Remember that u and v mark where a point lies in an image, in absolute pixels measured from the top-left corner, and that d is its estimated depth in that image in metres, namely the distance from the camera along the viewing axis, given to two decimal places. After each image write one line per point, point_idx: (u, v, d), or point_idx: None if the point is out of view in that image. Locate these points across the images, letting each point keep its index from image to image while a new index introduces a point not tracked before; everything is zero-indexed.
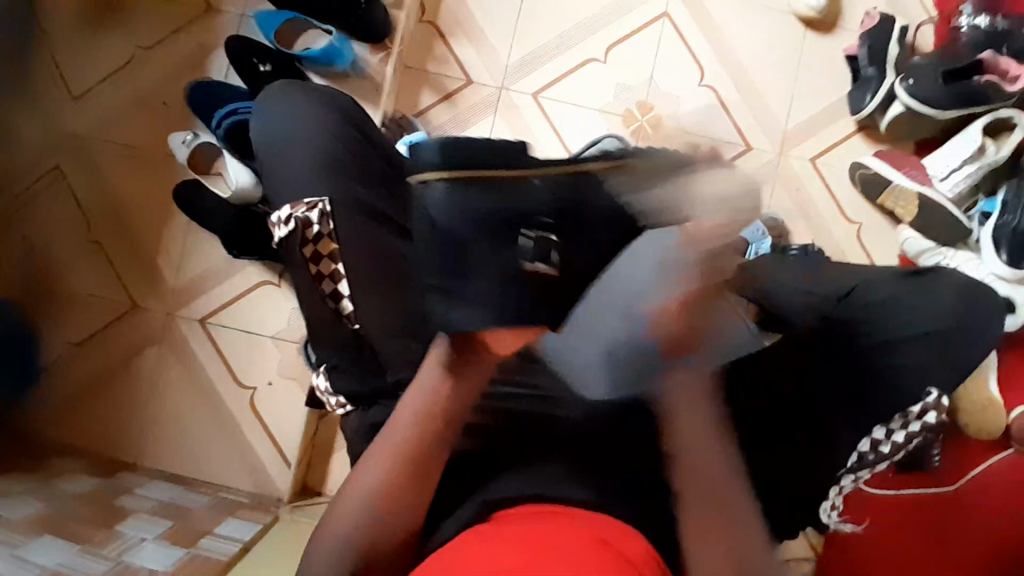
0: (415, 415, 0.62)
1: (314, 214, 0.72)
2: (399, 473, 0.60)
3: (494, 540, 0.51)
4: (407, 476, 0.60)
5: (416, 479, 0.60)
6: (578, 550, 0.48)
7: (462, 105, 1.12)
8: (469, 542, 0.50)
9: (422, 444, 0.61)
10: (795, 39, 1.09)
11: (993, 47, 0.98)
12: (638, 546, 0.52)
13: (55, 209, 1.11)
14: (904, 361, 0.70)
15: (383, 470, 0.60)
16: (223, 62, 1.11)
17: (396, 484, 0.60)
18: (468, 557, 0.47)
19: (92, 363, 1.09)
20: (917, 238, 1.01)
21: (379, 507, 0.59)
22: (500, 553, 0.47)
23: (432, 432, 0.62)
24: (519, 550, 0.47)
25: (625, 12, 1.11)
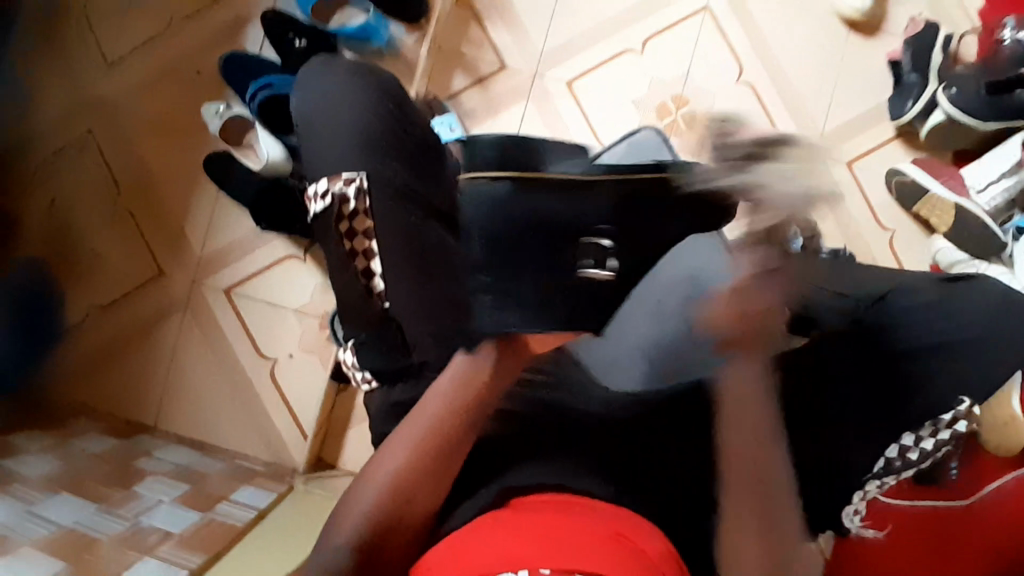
0: (443, 402, 0.58)
1: (351, 189, 0.71)
2: (423, 459, 0.55)
3: (503, 520, 0.50)
4: (431, 462, 0.55)
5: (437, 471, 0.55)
6: (582, 545, 0.45)
7: (494, 91, 1.10)
8: (479, 531, 0.49)
9: (448, 429, 0.57)
10: (838, 40, 1.07)
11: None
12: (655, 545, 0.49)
13: (84, 173, 1.11)
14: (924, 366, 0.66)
15: (405, 455, 0.55)
16: (258, 34, 1.10)
17: (418, 470, 0.55)
18: (470, 550, 0.46)
19: (115, 327, 1.09)
20: (948, 249, 1.00)
21: (395, 488, 0.54)
22: (501, 542, 0.46)
23: (460, 417, 0.58)
24: (525, 538, 0.45)
25: (663, 4, 1.09)
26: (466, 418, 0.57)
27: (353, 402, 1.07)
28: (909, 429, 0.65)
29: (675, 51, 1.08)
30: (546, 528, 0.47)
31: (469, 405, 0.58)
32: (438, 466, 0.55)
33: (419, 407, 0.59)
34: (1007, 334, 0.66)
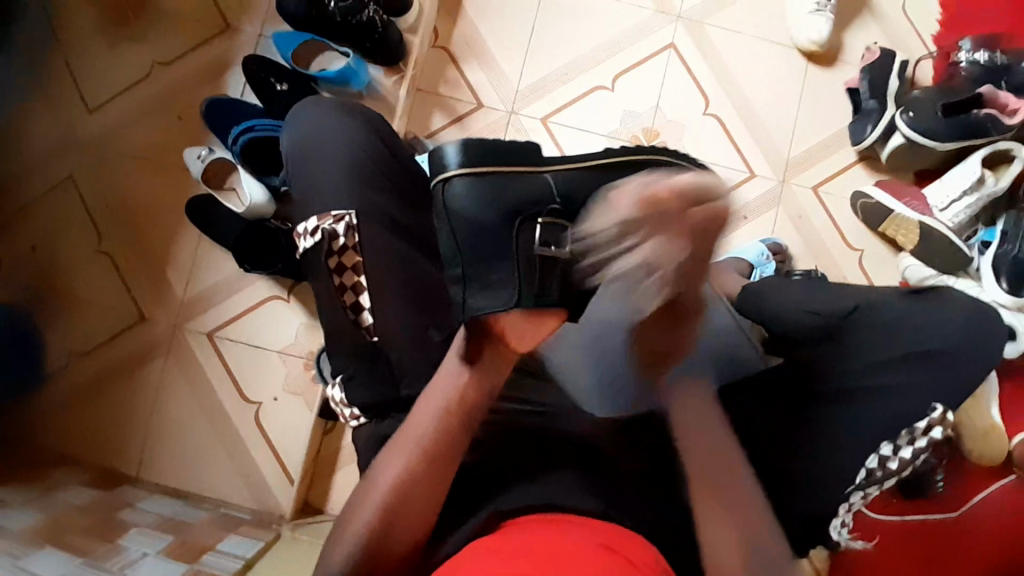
0: (434, 416, 0.58)
1: (340, 226, 0.72)
2: (420, 471, 0.56)
3: (496, 543, 0.48)
4: (428, 474, 0.57)
5: (430, 482, 0.56)
6: (587, 559, 0.44)
7: (473, 128, 1.13)
8: (478, 553, 0.47)
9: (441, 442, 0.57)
10: (799, 72, 1.13)
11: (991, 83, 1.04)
12: (647, 555, 0.49)
13: (64, 219, 1.10)
14: (896, 381, 0.68)
15: (399, 467, 0.56)
16: (239, 79, 1.12)
17: (416, 482, 0.56)
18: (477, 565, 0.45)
19: (97, 373, 1.07)
20: (918, 265, 1.05)
21: (391, 504, 0.55)
22: (508, 558, 0.45)
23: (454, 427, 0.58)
24: (524, 559, 0.44)
25: (633, 42, 1.14)
26: (457, 427, 0.58)
27: (339, 441, 1.05)
28: (886, 439, 0.67)
29: (647, 86, 1.13)
30: (544, 547, 0.46)
31: (462, 412, 0.59)
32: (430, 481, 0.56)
33: (407, 424, 0.59)
34: (971, 347, 0.69)
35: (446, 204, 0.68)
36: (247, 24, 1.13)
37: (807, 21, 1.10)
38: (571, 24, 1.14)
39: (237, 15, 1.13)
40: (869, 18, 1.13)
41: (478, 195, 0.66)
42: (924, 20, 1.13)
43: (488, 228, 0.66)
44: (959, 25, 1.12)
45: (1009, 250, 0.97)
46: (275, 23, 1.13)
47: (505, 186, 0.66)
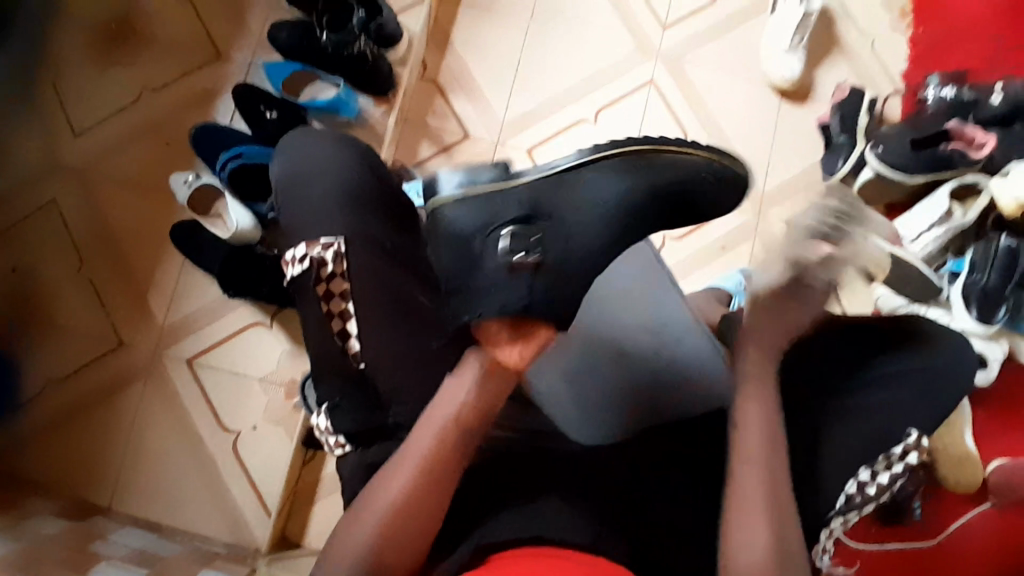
0: (440, 430, 0.60)
1: (328, 253, 0.71)
2: (425, 484, 0.58)
3: None
4: (430, 491, 0.58)
5: (425, 508, 0.58)
6: None
7: (459, 157, 1.15)
8: None
9: (437, 467, 0.59)
10: (773, 108, 1.18)
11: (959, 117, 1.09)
12: None
13: (45, 241, 1.08)
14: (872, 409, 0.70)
15: (405, 482, 0.58)
16: (229, 106, 1.13)
17: (419, 496, 0.58)
18: None
19: (73, 399, 1.04)
20: (889, 295, 1.09)
21: (382, 526, 0.57)
22: None
23: (450, 449, 0.60)
24: None
25: (615, 78, 1.18)
26: (460, 440, 0.60)
27: (319, 471, 1.04)
28: (864, 463, 0.68)
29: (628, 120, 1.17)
30: None
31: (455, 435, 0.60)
32: (424, 505, 0.58)
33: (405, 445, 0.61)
34: (944, 373, 0.71)
35: (436, 225, 0.67)
36: (238, 52, 1.14)
37: (780, 61, 1.16)
38: (557, 58, 1.18)
39: (227, 44, 1.15)
40: (839, 58, 1.19)
41: (466, 209, 0.66)
42: (891, 61, 1.19)
43: (468, 239, 0.65)
44: (923, 65, 1.19)
45: (978, 279, 1.02)
46: (266, 52, 1.14)
47: (488, 198, 0.66)
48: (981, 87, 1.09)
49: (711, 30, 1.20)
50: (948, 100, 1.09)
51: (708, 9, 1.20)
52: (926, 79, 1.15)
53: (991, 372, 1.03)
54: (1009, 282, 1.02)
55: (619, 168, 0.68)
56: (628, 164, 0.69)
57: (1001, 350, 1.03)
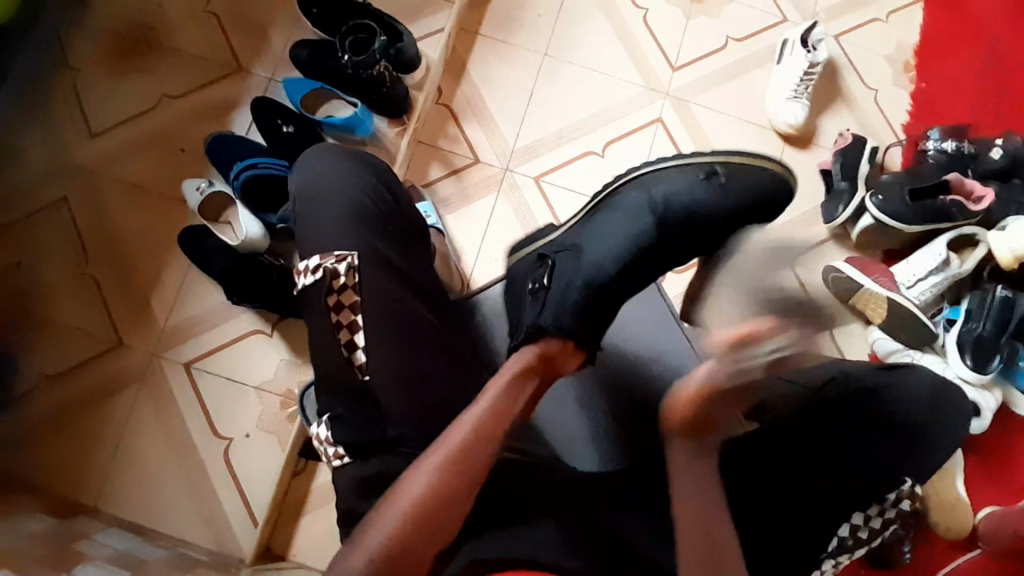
0: (472, 426, 0.60)
1: (342, 266, 0.72)
2: (451, 481, 0.57)
3: None
4: (458, 493, 0.57)
5: (451, 509, 0.56)
6: None
7: (469, 180, 1.18)
8: None
9: (468, 472, 0.58)
10: (776, 151, 1.21)
11: (955, 170, 1.13)
12: None
13: (53, 238, 1.09)
14: (865, 448, 0.71)
15: (430, 478, 0.57)
16: (246, 119, 1.15)
17: (449, 497, 0.56)
18: None
19: (67, 397, 1.03)
20: (886, 338, 1.10)
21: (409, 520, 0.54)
22: None
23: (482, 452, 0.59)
24: None
25: (623, 114, 1.21)
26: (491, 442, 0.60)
27: (310, 483, 1.03)
28: (859, 509, 0.69)
29: (635, 154, 1.20)
30: None
31: (488, 439, 0.60)
32: (451, 506, 0.56)
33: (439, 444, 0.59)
34: (937, 421, 0.74)
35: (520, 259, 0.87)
36: (258, 67, 1.17)
37: (784, 107, 1.19)
38: (568, 92, 1.22)
39: (249, 59, 1.18)
40: (842, 108, 1.23)
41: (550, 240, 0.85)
42: (891, 114, 1.24)
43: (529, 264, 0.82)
44: (922, 119, 1.23)
45: (974, 328, 1.03)
46: (286, 69, 1.18)
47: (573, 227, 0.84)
48: (980, 142, 1.14)
49: (718, 74, 1.24)
50: (947, 153, 1.14)
51: (716, 55, 1.24)
52: (927, 131, 1.19)
53: (984, 421, 1.04)
54: (1002, 333, 1.03)
55: (695, 188, 0.79)
56: (706, 188, 0.79)
57: (994, 400, 1.04)
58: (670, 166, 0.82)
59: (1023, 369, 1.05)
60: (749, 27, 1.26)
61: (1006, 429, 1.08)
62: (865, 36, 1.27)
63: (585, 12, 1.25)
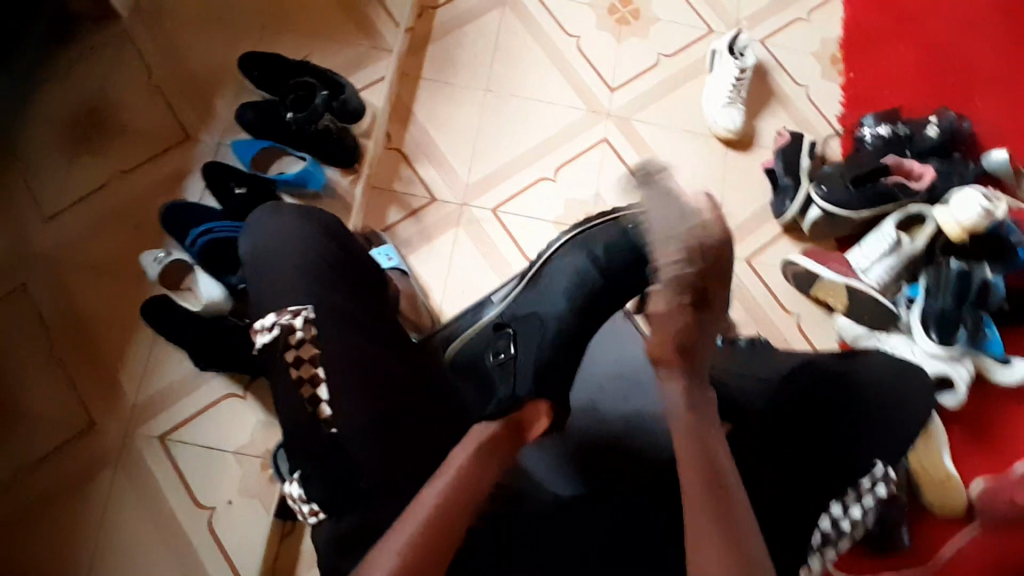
0: (456, 472, 0.62)
1: (298, 320, 0.71)
2: (418, 557, 0.56)
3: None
4: (453, 517, 0.59)
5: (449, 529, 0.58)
6: None
7: (427, 221, 1.19)
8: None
9: (462, 498, 0.60)
10: (720, 156, 1.25)
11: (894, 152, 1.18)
12: None
13: (15, 325, 1.08)
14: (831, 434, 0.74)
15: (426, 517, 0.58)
16: (199, 186, 1.17)
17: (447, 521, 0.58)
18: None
19: (40, 487, 1.01)
20: (850, 324, 1.13)
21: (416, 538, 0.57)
22: None
23: (473, 485, 0.62)
24: None
25: (569, 140, 1.25)
26: (473, 486, 0.61)
27: (299, 544, 1.01)
28: (835, 498, 0.71)
29: (585, 177, 1.23)
30: None
31: (474, 477, 0.62)
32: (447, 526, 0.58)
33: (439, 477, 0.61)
34: (905, 403, 0.76)
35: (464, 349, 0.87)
36: (207, 133, 1.19)
37: (721, 114, 1.24)
38: (514, 123, 1.25)
39: (197, 127, 1.19)
40: (777, 107, 1.28)
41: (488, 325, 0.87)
42: (826, 107, 1.29)
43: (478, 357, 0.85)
44: (856, 108, 1.28)
45: (934, 304, 1.06)
46: (235, 132, 1.19)
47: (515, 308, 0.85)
48: (916, 122, 1.20)
49: (656, 89, 1.28)
50: (883, 137, 1.18)
51: (650, 72, 1.29)
52: (861, 119, 1.23)
53: (959, 394, 1.06)
54: (963, 303, 1.05)
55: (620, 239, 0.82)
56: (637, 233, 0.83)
57: (964, 369, 1.06)
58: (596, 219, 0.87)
59: (990, 337, 1.07)
60: (680, 42, 1.31)
61: (976, 399, 1.10)
62: (789, 37, 1.32)
63: (520, 46, 1.29)
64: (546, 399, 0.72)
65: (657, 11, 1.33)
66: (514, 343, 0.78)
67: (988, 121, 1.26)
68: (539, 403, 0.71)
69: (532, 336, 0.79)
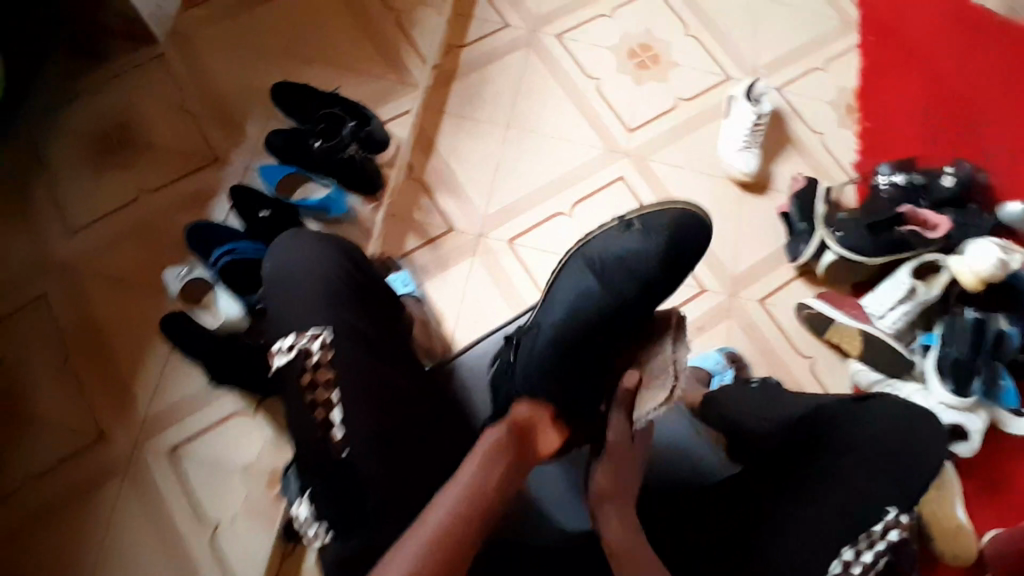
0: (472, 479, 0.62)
1: (316, 343, 0.72)
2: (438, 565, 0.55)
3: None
4: (472, 516, 0.59)
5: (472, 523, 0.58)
6: None
7: (443, 249, 1.21)
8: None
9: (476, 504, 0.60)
10: (735, 198, 1.27)
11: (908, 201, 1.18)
12: None
13: (34, 335, 1.10)
14: (843, 480, 0.73)
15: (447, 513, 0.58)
16: (224, 206, 1.19)
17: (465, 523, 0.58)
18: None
19: (44, 498, 1.00)
20: (866, 370, 1.12)
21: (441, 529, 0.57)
22: None
23: (488, 493, 0.61)
24: None
25: (586, 176, 1.27)
26: (488, 501, 0.61)
27: (300, 566, 1.00)
28: (847, 543, 0.70)
29: (601, 212, 1.25)
30: None
31: (487, 490, 0.61)
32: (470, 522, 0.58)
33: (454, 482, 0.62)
34: (912, 450, 0.74)
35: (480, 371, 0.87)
36: (235, 156, 1.23)
37: (737, 157, 1.25)
38: (533, 158, 1.28)
39: (225, 150, 1.23)
40: (793, 152, 1.30)
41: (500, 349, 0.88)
42: (841, 154, 1.30)
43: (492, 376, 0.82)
44: (871, 157, 1.30)
45: (950, 351, 1.04)
46: (262, 157, 1.23)
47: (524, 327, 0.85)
48: (931, 172, 1.21)
49: (672, 130, 1.31)
50: (897, 185, 1.19)
51: (668, 114, 1.32)
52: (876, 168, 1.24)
53: (973, 443, 1.05)
54: (978, 352, 1.04)
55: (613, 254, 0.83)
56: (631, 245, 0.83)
57: (980, 420, 1.05)
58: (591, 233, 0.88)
59: (1005, 387, 1.06)
60: (698, 86, 1.34)
61: (994, 451, 1.08)
62: (805, 86, 1.35)
63: (541, 84, 1.33)
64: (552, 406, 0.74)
65: (676, 56, 1.36)
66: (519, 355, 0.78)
67: (1002, 175, 1.27)
68: (539, 405, 0.74)
69: (538, 346, 0.78)
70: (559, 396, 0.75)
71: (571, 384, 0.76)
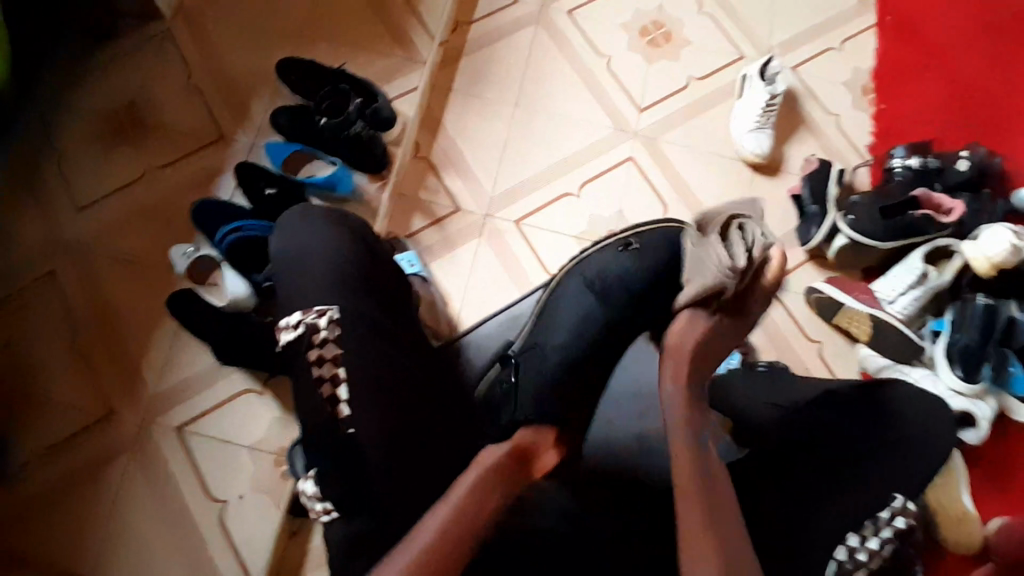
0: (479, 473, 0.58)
1: (323, 320, 0.72)
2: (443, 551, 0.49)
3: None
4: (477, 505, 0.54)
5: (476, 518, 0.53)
6: None
7: (450, 230, 1.20)
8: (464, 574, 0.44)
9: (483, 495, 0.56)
10: (746, 180, 1.25)
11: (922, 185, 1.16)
12: None
13: (44, 311, 1.10)
14: None
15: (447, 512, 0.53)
16: (230, 183, 1.19)
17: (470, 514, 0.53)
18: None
19: (56, 473, 1.02)
20: (874, 355, 1.11)
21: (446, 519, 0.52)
22: None
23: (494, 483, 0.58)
24: None
25: (595, 158, 1.25)
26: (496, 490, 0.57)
27: (306, 545, 1.01)
28: (852, 529, 0.71)
29: (609, 195, 1.23)
30: None
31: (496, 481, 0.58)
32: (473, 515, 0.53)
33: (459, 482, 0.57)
34: (922, 441, 0.76)
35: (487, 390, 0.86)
36: (241, 134, 1.22)
37: (748, 139, 1.24)
38: (542, 138, 1.26)
39: (232, 127, 1.22)
40: (806, 134, 1.28)
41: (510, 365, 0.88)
42: (855, 137, 1.28)
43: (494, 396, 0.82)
44: (885, 140, 1.27)
45: (958, 338, 1.03)
46: (268, 134, 1.22)
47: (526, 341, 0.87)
48: (947, 156, 1.18)
49: (684, 110, 1.29)
50: (912, 169, 1.16)
51: (680, 93, 1.29)
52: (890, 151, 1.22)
53: (980, 430, 1.03)
54: (989, 339, 1.03)
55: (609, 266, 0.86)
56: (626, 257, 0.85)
57: (987, 407, 1.04)
58: (591, 249, 0.91)
59: (1015, 375, 1.05)
60: (710, 65, 1.32)
61: (1001, 439, 1.07)
62: (820, 66, 1.32)
63: (551, 62, 1.31)
64: (553, 429, 0.71)
65: (689, 34, 1.33)
66: (516, 368, 0.80)
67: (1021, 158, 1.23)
68: (542, 430, 0.70)
69: (536, 364, 0.80)
70: (557, 400, 0.74)
71: (568, 399, 0.76)
